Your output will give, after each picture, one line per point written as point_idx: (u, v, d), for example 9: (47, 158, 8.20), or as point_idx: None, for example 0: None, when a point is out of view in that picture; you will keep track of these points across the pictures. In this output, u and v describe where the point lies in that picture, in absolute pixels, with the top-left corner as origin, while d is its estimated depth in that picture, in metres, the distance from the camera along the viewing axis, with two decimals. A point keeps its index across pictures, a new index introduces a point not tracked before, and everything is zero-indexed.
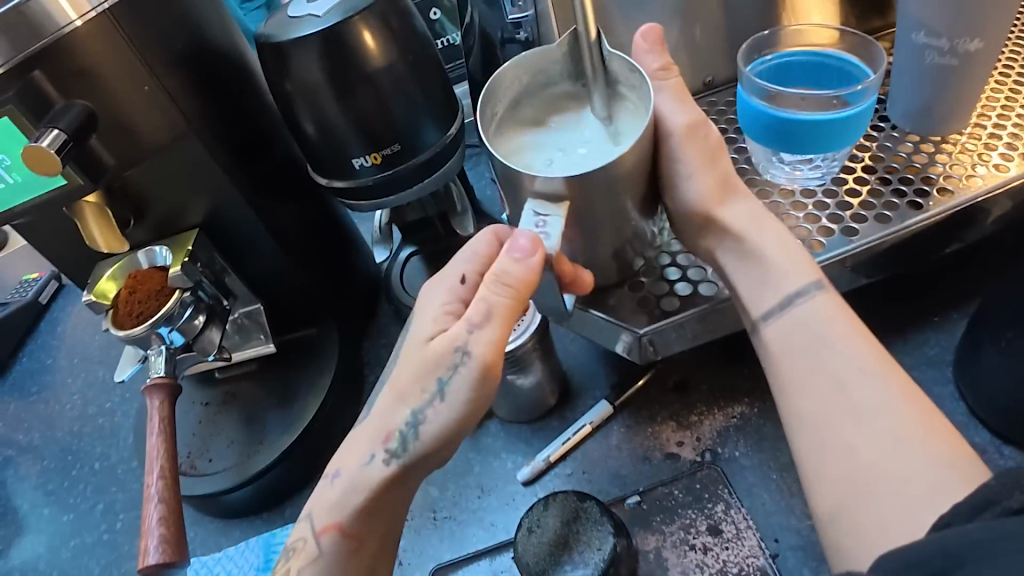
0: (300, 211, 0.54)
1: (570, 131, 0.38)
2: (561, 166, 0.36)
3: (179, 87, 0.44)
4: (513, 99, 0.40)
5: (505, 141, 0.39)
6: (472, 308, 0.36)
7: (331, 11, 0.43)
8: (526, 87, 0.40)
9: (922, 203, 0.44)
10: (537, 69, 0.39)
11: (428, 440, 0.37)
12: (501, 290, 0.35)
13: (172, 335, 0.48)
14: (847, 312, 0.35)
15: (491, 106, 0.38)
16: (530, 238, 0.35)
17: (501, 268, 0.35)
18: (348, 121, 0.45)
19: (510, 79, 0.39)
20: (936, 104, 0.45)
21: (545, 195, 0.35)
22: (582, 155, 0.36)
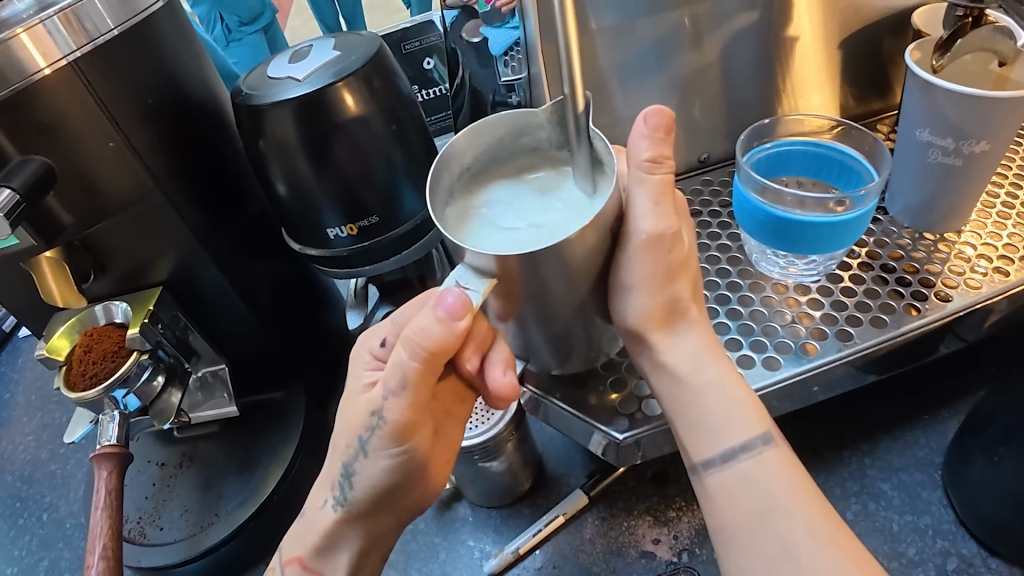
0: (275, 267, 0.53)
1: (534, 201, 0.35)
2: (497, 243, 0.32)
3: (148, 143, 0.42)
4: (489, 156, 0.36)
5: (466, 199, 0.36)
6: (387, 373, 0.34)
7: (310, 77, 0.41)
8: (505, 146, 0.36)
9: (921, 307, 0.41)
10: (519, 129, 0.36)
11: (368, 488, 0.36)
12: (413, 355, 0.32)
13: (127, 399, 0.45)
14: (787, 466, 0.33)
15: (455, 160, 0.35)
16: (460, 298, 0.31)
17: (419, 327, 0.32)
18: (323, 183, 0.43)
19: (485, 135, 0.35)
20: (937, 201, 0.44)
21: (472, 267, 0.31)
22: (525, 235, 0.33)
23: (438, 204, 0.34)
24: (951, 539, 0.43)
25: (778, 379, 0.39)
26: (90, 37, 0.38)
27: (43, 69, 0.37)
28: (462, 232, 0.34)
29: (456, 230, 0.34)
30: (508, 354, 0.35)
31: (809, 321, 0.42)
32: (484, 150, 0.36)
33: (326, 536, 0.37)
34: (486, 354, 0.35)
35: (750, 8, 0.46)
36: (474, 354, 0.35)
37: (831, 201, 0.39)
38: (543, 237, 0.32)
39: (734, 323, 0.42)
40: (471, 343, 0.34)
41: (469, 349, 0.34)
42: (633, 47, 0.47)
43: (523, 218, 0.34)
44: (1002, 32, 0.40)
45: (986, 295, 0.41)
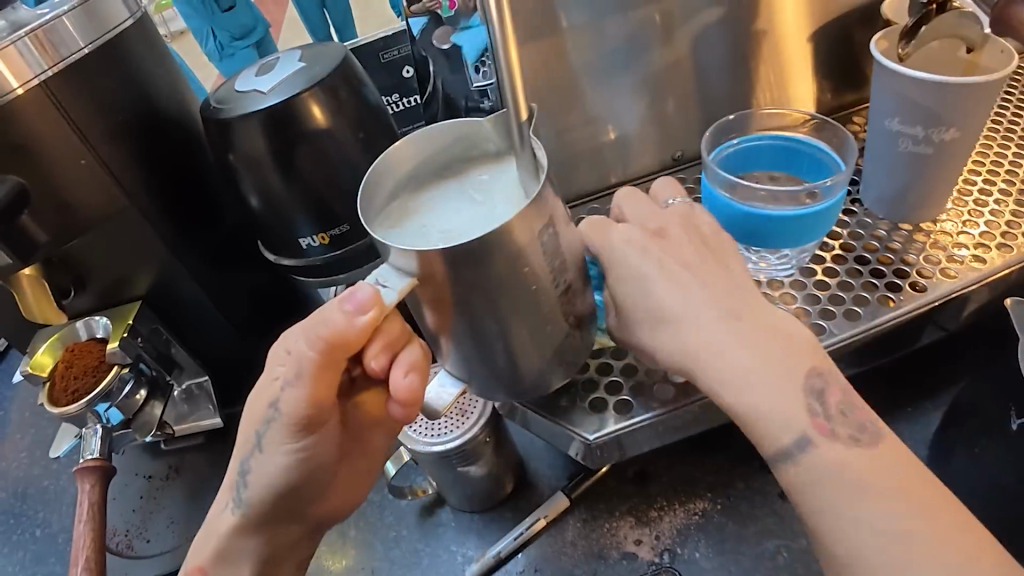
0: (251, 280, 0.53)
1: (471, 202, 0.34)
2: (428, 238, 0.32)
3: (124, 158, 0.43)
4: (432, 165, 0.36)
5: (406, 202, 0.35)
6: (287, 365, 0.34)
7: (278, 89, 0.41)
8: (450, 156, 0.36)
9: (898, 297, 0.41)
10: (467, 140, 0.36)
11: (262, 487, 0.36)
12: (312, 345, 0.32)
13: (109, 412, 0.46)
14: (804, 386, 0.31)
15: (394, 164, 0.35)
16: (368, 293, 0.30)
17: (323, 318, 0.32)
18: (296, 196, 0.43)
19: (431, 143, 0.36)
20: (908, 191, 0.43)
21: (392, 264, 0.30)
22: (456, 230, 0.32)
23: (374, 204, 0.34)
24: None
25: None
26: (61, 56, 0.39)
27: (17, 88, 0.38)
28: (393, 228, 0.33)
29: (387, 226, 0.33)
30: (419, 358, 0.34)
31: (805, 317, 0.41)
32: (430, 156, 0.36)
33: (222, 541, 0.37)
34: (396, 355, 0.34)
35: (714, 4, 0.47)
36: (383, 353, 0.33)
37: (800, 194, 0.39)
38: (475, 231, 0.31)
39: None
40: (381, 339, 0.33)
41: (375, 342, 0.33)
42: (601, 47, 0.47)
43: (461, 218, 0.33)
44: (966, 17, 0.40)
45: (965, 282, 0.41)
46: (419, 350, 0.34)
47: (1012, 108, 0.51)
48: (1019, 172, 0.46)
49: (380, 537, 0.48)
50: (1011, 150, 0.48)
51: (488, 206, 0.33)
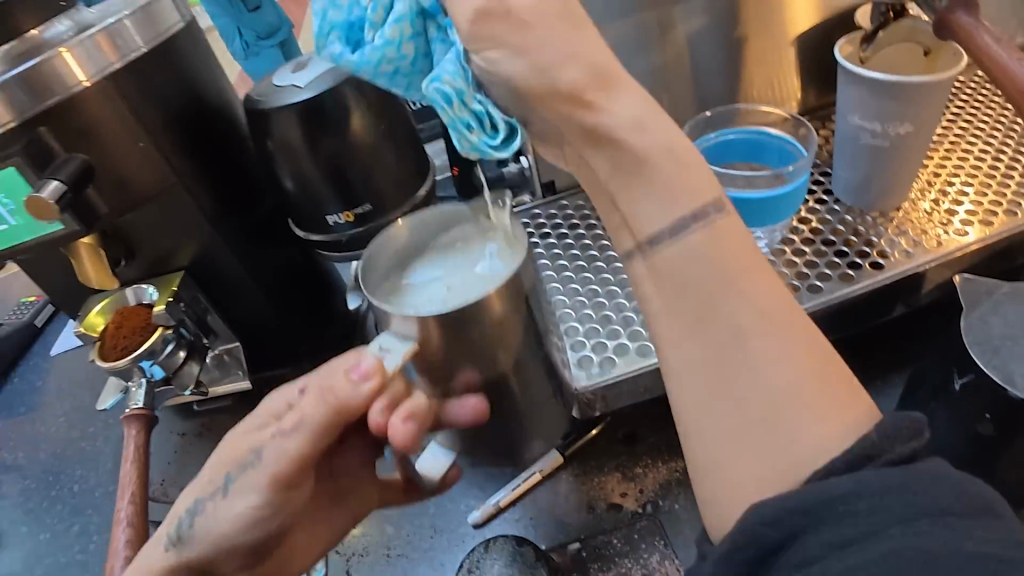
0: (285, 256, 0.58)
1: (461, 266, 0.46)
2: (432, 305, 0.43)
3: (171, 143, 0.48)
4: (421, 243, 0.49)
5: (403, 276, 0.47)
6: (287, 417, 0.41)
7: (311, 84, 0.47)
8: (433, 231, 0.49)
9: (857, 274, 0.46)
10: (448, 220, 0.49)
11: (214, 533, 0.40)
12: (323, 402, 0.40)
13: (152, 368, 0.51)
14: (732, 237, 0.31)
15: (393, 240, 0.48)
16: (371, 363, 0.39)
17: (333, 382, 0.40)
18: (324, 178, 0.49)
19: (422, 226, 0.49)
20: (871, 180, 0.48)
21: (397, 331, 0.42)
22: (455, 299, 0.42)
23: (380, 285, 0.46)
24: None
25: None
26: (122, 54, 0.45)
27: (82, 82, 0.44)
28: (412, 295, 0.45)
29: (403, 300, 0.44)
30: (419, 407, 0.41)
31: None
32: (416, 237, 0.49)
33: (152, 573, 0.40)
34: (399, 404, 0.41)
35: (702, 13, 0.53)
36: (387, 400, 0.40)
37: (770, 178, 0.45)
38: (476, 282, 0.44)
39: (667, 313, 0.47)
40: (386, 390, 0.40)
41: (380, 399, 0.40)
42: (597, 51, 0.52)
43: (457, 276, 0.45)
44: (920, 24, 0.45)
45: (920, 262, 0.45)
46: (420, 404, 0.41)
47: (980, 110, 0.56)
48: (981, 167, 0.51)
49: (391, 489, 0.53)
50: (976, 148, 0.52)
51: (486, 272, 0.44)
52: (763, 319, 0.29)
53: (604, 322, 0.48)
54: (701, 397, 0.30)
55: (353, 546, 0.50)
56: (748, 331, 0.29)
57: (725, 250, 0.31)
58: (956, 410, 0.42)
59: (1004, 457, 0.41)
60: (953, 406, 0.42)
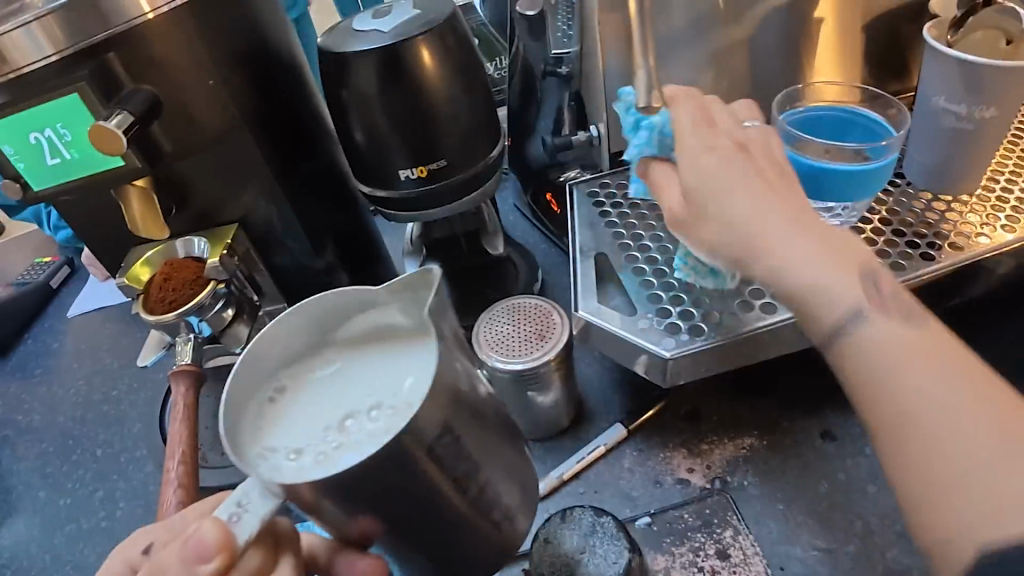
0: (335, 216, 0.56)
1: (385, 364, 0.30)
2: (309, 470, 0.26)
3: (240, 86, 0.46)
4: (306, 337, 0.31)
5: (271, 404, 0.30)
6: None
7: (393, 29, 0.45)
8: (327, 320, 0.32)
9: (937, 254, 0.46)
10: (362, 301, 0.31)
11: None
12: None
13: (201, 325, 0.48)
14: (942, 345, 0.29)
15: (260, 354, 0.30)
16: (216, 532, 0.25)
17: (177, 561, 0.26)
18: (396, 131, 0.47)
19: (302, 317, 0.31)
20: (951, 160, 0.48)
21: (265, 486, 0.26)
22: (325, 467, 0.26)
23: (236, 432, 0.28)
24: None
25: (810, 310, 0.43)
26: None
27: (147, 13, 0.40)
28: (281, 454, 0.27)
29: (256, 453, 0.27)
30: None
31: None
32: (301, 343, 0.31)
33: None
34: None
35: None
36: None
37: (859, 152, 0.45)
38: (386, 427, 0.27)
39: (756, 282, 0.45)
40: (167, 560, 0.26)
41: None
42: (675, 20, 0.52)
43: (345, 415, 0.28)
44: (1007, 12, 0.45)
45: (997, 245, 0.46)
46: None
47: None
48: None
49: None
50: None
51: (378, 377, 0.30)
52: (960, 386, 0.27)
53: (687, 292, 0.46)
54: (917, 458, 0.27)
55: None
56: (921, 410, 0.27)
57: (932, 361, 0.28)
58: None
59: None
60: None
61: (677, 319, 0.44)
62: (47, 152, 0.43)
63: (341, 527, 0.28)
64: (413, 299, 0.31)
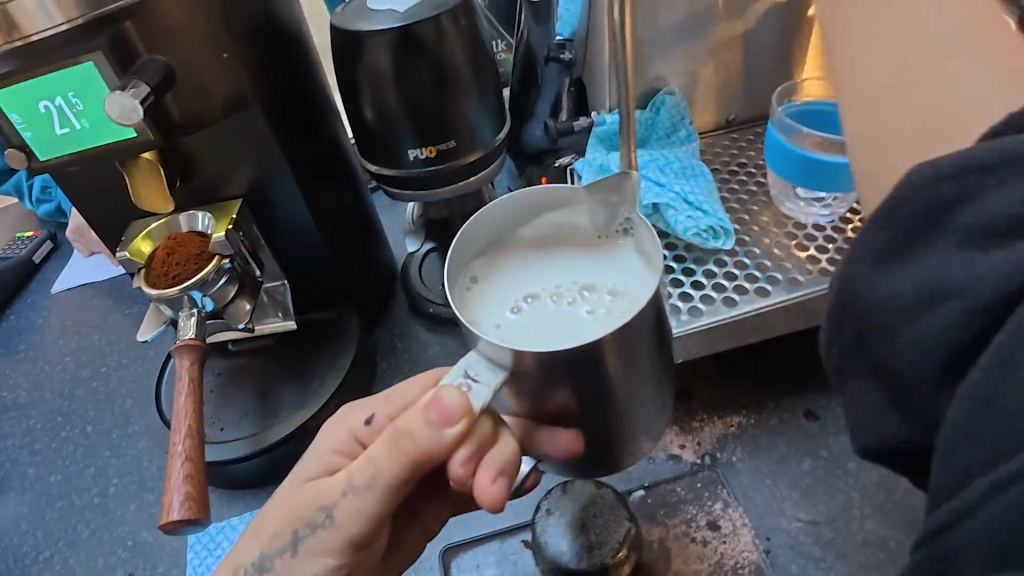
0: (338, 195, 0.56)
1: (590, 258, 0.35)
2: (535, 342, 0.31)
3: (252, 59, 0.46)
4: (512, 224, 0.37)
5: (486, 280, 0.35)
6: (357, 469, 0.34)
7: (407, 10, 0.46)
8: (529, 211, 0.36)
9: None
10: (562, 200, 0.36)
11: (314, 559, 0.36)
12: (396, 456, 0.33)
13: (204, 300, 0.48)
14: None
15: (475, 230, 0.35)
16: (455, 403, 0.29)
17: (409, 425, 0.32)
18: (407, 111, 0.48)
19: (509, 204, 0.36)
20: None
21: (489, 356, 0.29)
22: (553, 338, 0.30)
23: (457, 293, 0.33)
24: None
25: (802, 292, 0.46)
26: None
27: None
28: (505, 325, 0.32)
29: (480, 317, 0.33)
30: (507, 457, 0.32)
31: (845, 254, 0.48)
32: (505, 225, 0.37)
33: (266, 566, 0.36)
34: (484, 456, 0.32)
35: None
36: (470, 457, 0.32)
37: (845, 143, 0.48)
38: (607, 316, 0.31)
39: (751, 262, 0.48)
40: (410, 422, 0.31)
41: (462, 448, 0.31)
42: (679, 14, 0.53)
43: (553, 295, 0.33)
44: None
45: None
46: (510, 448, 0.32)
47: None
48: None
49: None
50: None
51: (584, 273, 0.34)
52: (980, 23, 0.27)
53: (687, 274, 0.48)
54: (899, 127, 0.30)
55: None
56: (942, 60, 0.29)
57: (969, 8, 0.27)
58: None
59: None
60: None
61: (678, 300, 0.46)
62: (56, 121, 0.43)
63: (543, 404, 0.31)
64: (614, 202, 0.36)
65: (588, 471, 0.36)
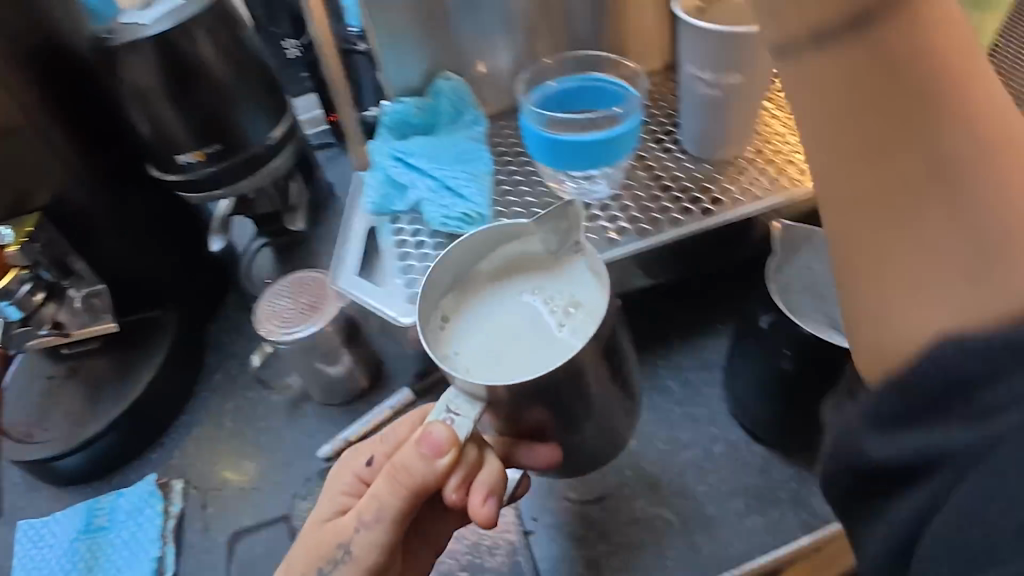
0: (146, 199, 0.57)
1: (553, 279, 0.41)
2: (514, 374, 0.36)
3: (23, 77, 0.47)
4: (468, 260, 0.42)
5: (447, 309, 0.40)
6: (366, 506, 0.39)
7: (158, 22, 0.46)
8: (490, 240, 0.42)
9: (683, 218, 0.48)
10: (513, 233, 0.42)
11: None
12: (395, 492, 0.38)
13: (7, 309, 0.50)
14: None
15: (433, 281, 0.40)
16: (444, 437, 0.35)
17: (405, 460, 0.36)
18: (179, 120, 0.49)
19: (458, 251, 0.41)
20: (714, 128, 0.49)
21: (464, 390, 0.35)
22: (536, 366, 0.36)
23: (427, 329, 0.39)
24: (720, 426, 0.49)
25: None
26: None
27: None
28: (460, 361, 0.37)
29: (471, 368, 0.37)
30: (494, 483, 0.38)
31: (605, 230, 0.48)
32: (474, 260, 0.42)
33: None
34: (472, 481, 0.37)
35: None
36: (465, 484, 0.37)
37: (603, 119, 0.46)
38: (570, 334, 0.37)
39: None
40: (458, 471, 0.36)
41: (453, 477, 0.37)
42: None
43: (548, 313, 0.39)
44: None
45: (741, 210, 0.48)
46: (494, 471, 0.38)
47: None
48: None
49: (250, 426, 0.55)
50: None
51: (568, 294, 0.40)
52: None
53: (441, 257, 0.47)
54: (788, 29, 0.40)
55: (213, 481, 0.53)
56: None
57: None
58: (763, 345, 0.43)
59: (806, 395, 0.43)
60: (760, 341, 0.43)
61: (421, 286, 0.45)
62: None
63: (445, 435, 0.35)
64: (566, 237, 0.41)
65: (571, 475, 0.43)
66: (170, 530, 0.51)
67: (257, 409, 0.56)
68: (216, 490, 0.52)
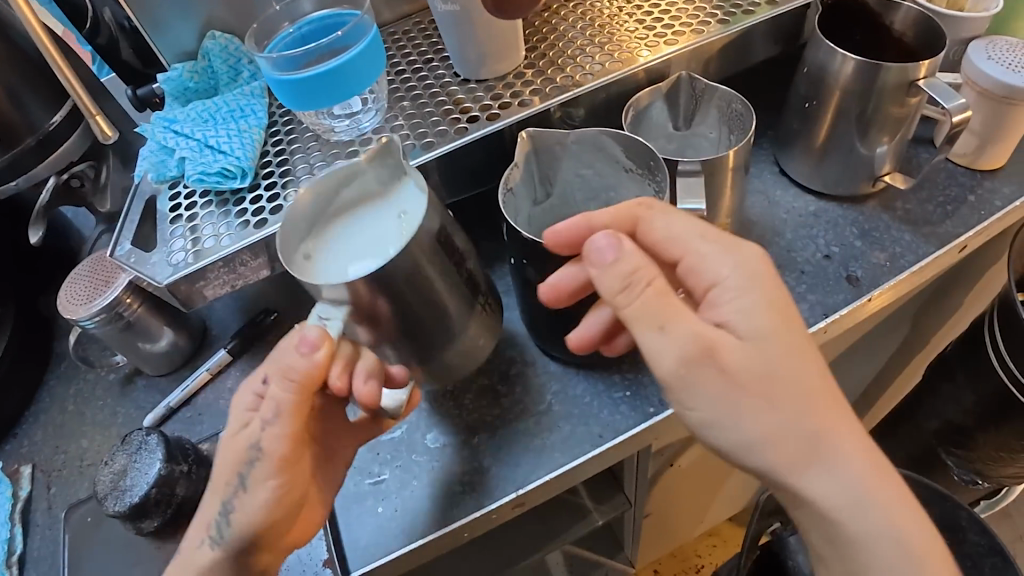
0: None
1: (379, 205, 0.41)
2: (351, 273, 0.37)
3: None
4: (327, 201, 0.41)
5: (319, 235, 0.40)
6: (264, 407, 0.37)
7: None
8: (339, 181, 0.40)
9: (442, 137, 0.47)
10: (347, 177, 0.41)
11: (246, 522, 0.38)
12: (286, 386, 0.37)
13: None
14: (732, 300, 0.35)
15: (299, 208, 0.39)
16: (317, 332, 0.35)
17: (286, 364, 0.36)
18: None
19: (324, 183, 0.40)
20: (467, 46, 0.49)
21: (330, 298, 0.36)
22: (368, 263, 0.38)
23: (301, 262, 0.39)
24: (516, 348, 0.50)
25: None
26: None
27: None
28: (333, 270, 0.38)
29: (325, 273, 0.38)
30: (373, 365, 0.38)
31: None
32: (330, 195, 0.41)
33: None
34: (353, 370, 0.37)
35: None
36: (342, 372, 0.37)
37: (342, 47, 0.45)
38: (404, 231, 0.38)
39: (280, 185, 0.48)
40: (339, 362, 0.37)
41: (336, 366, 0.36)
42: None
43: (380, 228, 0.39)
44: None
45: (501, 120, 0.47)
46: (375, 360, 0.38)
47: None
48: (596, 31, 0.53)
49: (90, 405, 0.57)
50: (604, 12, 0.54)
51: (415, 207, 0.40)
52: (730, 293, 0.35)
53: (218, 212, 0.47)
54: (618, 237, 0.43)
55: (55, 462, 0.55)
56: None
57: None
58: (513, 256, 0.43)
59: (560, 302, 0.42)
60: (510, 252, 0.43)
61: (191, 241, 0.46)
62: None
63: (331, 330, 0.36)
64: (380, 163, 0.40)
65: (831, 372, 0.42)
66: (16, 511, 0.52)
67: (97, 389, 0.58)
68: (57, 471, 0.54)
